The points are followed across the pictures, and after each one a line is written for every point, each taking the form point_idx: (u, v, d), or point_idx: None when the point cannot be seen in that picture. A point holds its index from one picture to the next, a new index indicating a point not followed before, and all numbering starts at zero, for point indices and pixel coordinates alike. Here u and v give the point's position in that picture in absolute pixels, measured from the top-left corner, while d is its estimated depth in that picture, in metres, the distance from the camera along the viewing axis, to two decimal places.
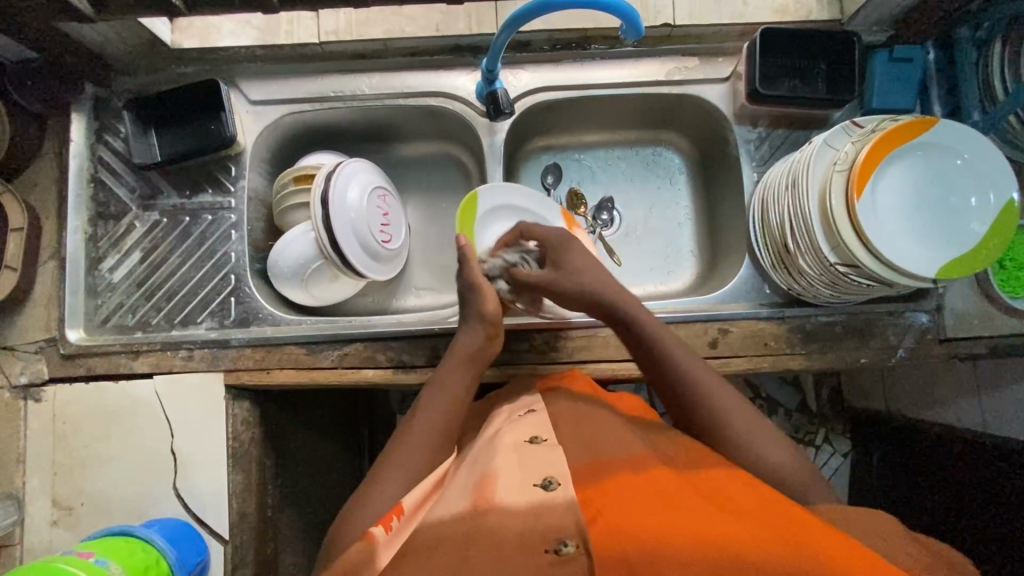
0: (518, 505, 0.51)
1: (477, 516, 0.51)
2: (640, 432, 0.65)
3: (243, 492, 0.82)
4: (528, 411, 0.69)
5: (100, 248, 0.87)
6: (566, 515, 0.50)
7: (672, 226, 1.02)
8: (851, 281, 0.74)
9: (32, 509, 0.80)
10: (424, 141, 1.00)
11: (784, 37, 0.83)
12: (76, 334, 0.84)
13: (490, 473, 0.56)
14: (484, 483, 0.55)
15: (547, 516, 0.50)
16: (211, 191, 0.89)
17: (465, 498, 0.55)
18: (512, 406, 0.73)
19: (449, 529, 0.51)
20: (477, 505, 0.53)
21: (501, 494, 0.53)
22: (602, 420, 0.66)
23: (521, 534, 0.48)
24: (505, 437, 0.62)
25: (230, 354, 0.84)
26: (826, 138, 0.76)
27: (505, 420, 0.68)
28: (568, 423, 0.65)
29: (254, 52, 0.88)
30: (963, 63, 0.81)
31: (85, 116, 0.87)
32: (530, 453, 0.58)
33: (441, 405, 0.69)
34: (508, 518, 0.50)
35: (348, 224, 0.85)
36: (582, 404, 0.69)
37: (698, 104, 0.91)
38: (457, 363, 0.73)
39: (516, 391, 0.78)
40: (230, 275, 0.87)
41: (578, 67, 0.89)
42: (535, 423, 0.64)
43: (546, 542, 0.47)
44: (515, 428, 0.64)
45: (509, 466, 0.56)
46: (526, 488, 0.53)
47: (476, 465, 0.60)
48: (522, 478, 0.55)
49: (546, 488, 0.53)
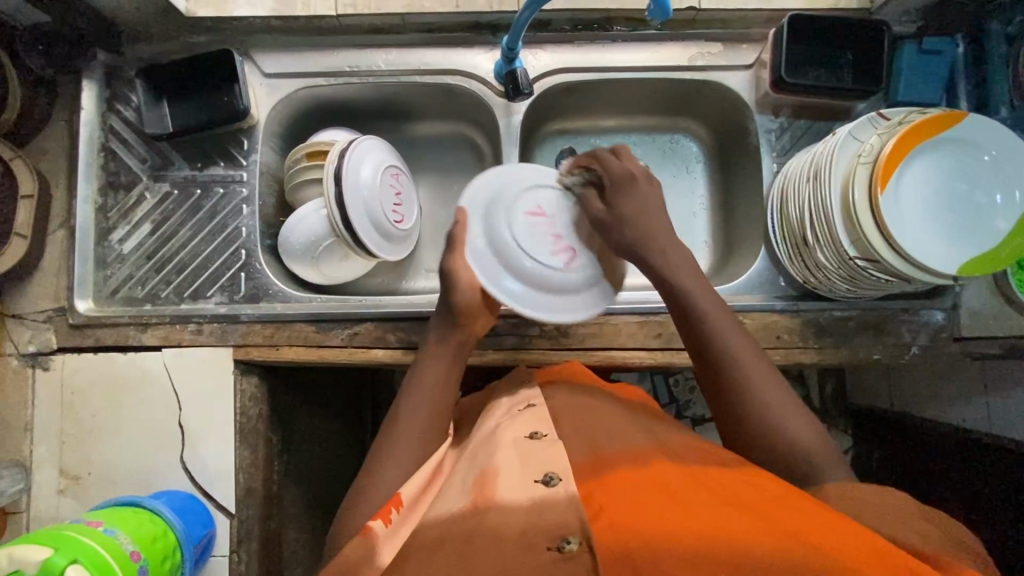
0: (520, 503, 0.51)
1: (478, 514, 0.51)
2: (644, 424, 0.65)
3: (250, 467, 0.82)
4: (529, 402, 0.68)
5: (110, 219, 0.86)
6: (568, 512, 0.50)
7: (687, 215, 1.01)
8: (869, 276, 0.74)
9: (40, 477, 0.80)
10: (438, 121, 0.99)
11: (811, 25, 0.81)
12: (85, 304, 0.84)
13: (491, 468, 0.56)
14: (484, 480, 0.55)
15: (549, 514, 0.50)
16: (223, 164, 0.88)
17: (464, 496, 0.54)
18: (511, 400, 0.72)
19: (450, 526, 0.51)
20: (477, 502, 0.52)
21: (500, 492, 0.53)
22: (601, 413, 0.66)
23: (524, 534, 0.49)
24: (506, 430, 0.61)
25: (240, 330, 0.83)
26: (851, 129, 0.74)
27: (504, 415, 0.67)
28: (569, 418, 0.64)
29: (270, 23, 0.86)
30: (993, 57, 0.80)
31: (96, 83, 0.86)
32: (530, 447, 0.58)
33: (419, 397, 0.67)
34: (510, 517, 0.50)
35: (361, 202, 0.84)
36: (581, 394, 0.70)
37: (720, 91, 0.90)
38: (435, 358, 0.71)
39: (522, 377, 0.78)
40: (241, 251, 0.86)
41: (599, 49, 0.88)
42: (535, 414, 0.63)
43: (549, 540, 0.49)
44: (515, 421, 0.63)
45: (509, 462, 0.56)
46: (527, 485, 0.53)
47: (478, 458, 0.59)
48: (522, 474, 0.54)
49: (547, 485, 0.53)
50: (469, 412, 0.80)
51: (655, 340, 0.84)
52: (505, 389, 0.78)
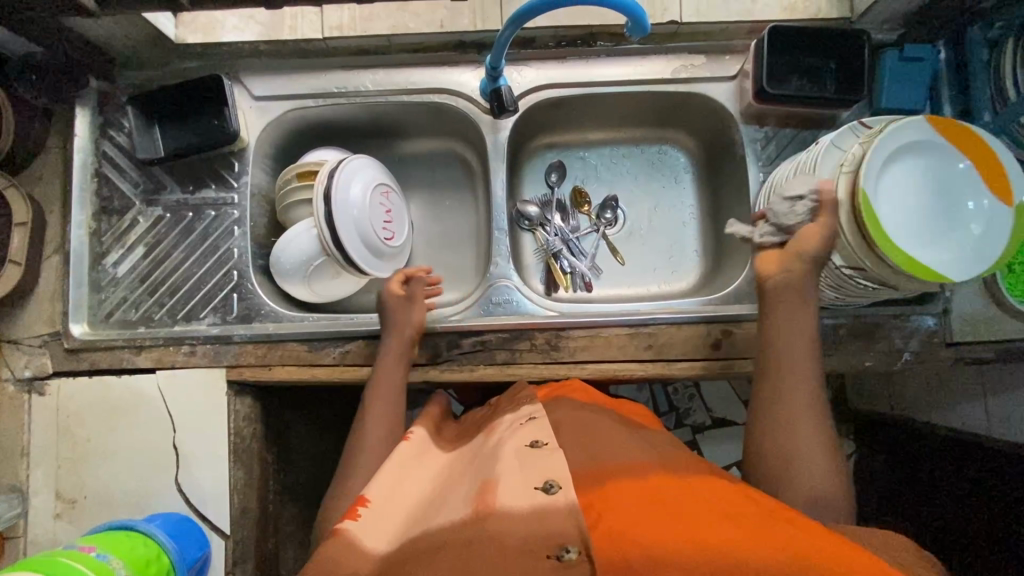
0: (521, 509, 0.51)
1: (480, 522, 0.51)
2: (641, 437, 0.66)
3: (244, 487, 0.83)
4: (531, 416, 0.66)
5: (104, 243, 0.87)
6: (567, 520, 0.49)
7: (677, 225, 1.01)
8: (856, 284, 0.74)
9: (36, 502, 0.80)
10: (429, 138, 1.00)
11: (792, 36, 0.82)
12: (80, 328, 0.85)
13: (492, 477, 0.56)
14: (486, 487, 0.55)
15: (549, 521, 0.50)
16: (214, 186, 0.89)
17: (464, 506, 0.54)
18: (515, 413, 0.70)
19: (451, 534, 0.51)
20: (478, 510, 0.52)
21: (501, 500, 0.53)
22: (602, 425, 0.67)
23: (524, 539, 0.48)
24: (506, 444, 0.61)
25: (233, 350, 0.84)
26: (834, 139, 0.75)
27: (507, 428, 0.66)
28: (569, 432, 0.65)
29: (258, 47, 0.88)
30: (975, 62, 0.80)
31: (89, 110, 0.87)
32: (531, 455, 0.57)
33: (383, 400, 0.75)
34: (511, 524, 0.50)
35: (351, 222, 0.85)
36: (583, 411, 0.70)
37: (705, 102, 0.90)
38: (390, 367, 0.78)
39: (520, 394, 0.77)
40: (233, 272, 0.87)
41: (584, 64, 0.89)
42: (536, 424, 0.63)
43: (548, 548, 0.48)
44: (518, 432, 0.63)
45: (509, 471, 0.56)
46: (528, 492, 0.52)
47: (479, 471, 0.59)
48: (523, 483, 0.54)
49: (548, 492, 0.52)
50: (469, 429, 0.79)
51: (645, 352, 0.83)
52: (506, 407, 0.75)
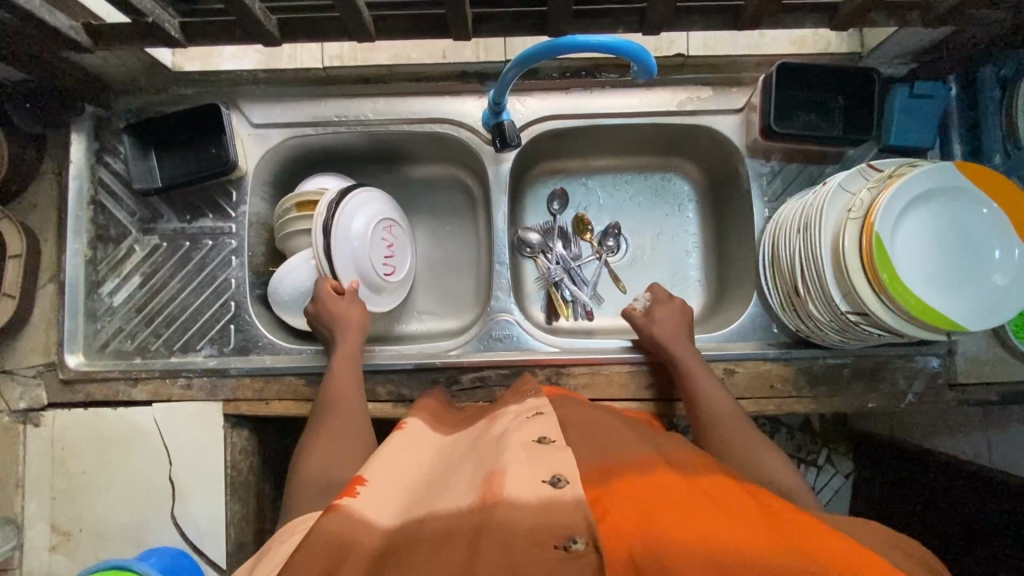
0: (527, 500, 0.47)
1: (485, 510, 0.47)
2: (648, 440, 0.63)
3: (241, 521, 0.82)
4: (537, 411, 0.63)
5: (100, 272, 0.86)
6: (575, 512, 0.46)
7: (680, 254, 1.00)
8: (862, 330, 0.73)
9: (31, 534, 0.80)
10: (430, 164, 0.98)
11: (800, 72, 0.80)
12: (76, 359, 0.84)
13: (497, 467, 0.52)
14: (492, 476, 0.51)
15: (557, 513, 0.46)
16: (212, 216, 0.88)
17: (469, 494, 0.50)
18: (520, 407, 0.66)
19: (457, 521, 0.47)
20: (484, 498, 0.49)
21: (509, 487, 0.49)
22: (608, 424, 0.64)
23: (530, 527, 0.45)
24: (513, 435, 0.57)
25: (229, 383, 0.83)
26: (840, 180, 0.73)
27: (512, 420, 0.62)
28: (575, 430, 0.62)
29: (257, 75, 0.86)
30: (986, 101, 0.78)
31: (85, 135, 0.86)
32: (539, 451, 0.54)
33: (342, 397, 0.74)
34: (517, 513, 0.46)
35: (349, 258, 0.84)
36: (588, 409, 0.68)
37: (710, 134, 0.89)
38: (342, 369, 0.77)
39: (524, 387, 0.73)
40: (230, 302, 0.86)
41: (588, 95, 0.87)
42: (543, 419, 0.60)
43: (555, 538, 0.44)
44: (526, 425, 0.59)
45: (516, 461, 0.52)
46: (535, 484, 0.49)
47: (484, 459, 0.55)
48: (530, 473, 0.51)
49: (555, 485, 0.49)
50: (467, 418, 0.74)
51: (646, 390, 0.83)
52: (509, 399, 0.72)
